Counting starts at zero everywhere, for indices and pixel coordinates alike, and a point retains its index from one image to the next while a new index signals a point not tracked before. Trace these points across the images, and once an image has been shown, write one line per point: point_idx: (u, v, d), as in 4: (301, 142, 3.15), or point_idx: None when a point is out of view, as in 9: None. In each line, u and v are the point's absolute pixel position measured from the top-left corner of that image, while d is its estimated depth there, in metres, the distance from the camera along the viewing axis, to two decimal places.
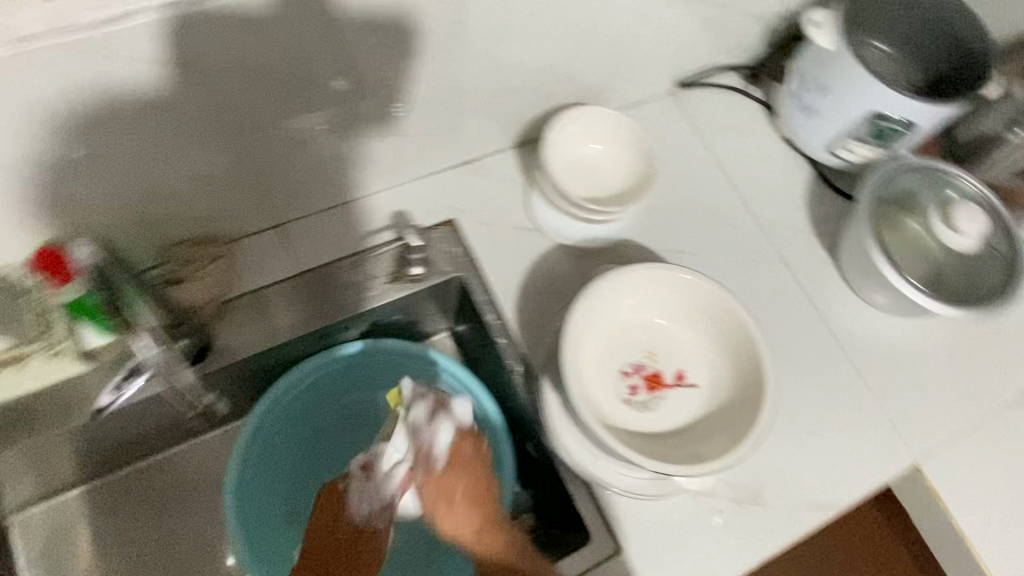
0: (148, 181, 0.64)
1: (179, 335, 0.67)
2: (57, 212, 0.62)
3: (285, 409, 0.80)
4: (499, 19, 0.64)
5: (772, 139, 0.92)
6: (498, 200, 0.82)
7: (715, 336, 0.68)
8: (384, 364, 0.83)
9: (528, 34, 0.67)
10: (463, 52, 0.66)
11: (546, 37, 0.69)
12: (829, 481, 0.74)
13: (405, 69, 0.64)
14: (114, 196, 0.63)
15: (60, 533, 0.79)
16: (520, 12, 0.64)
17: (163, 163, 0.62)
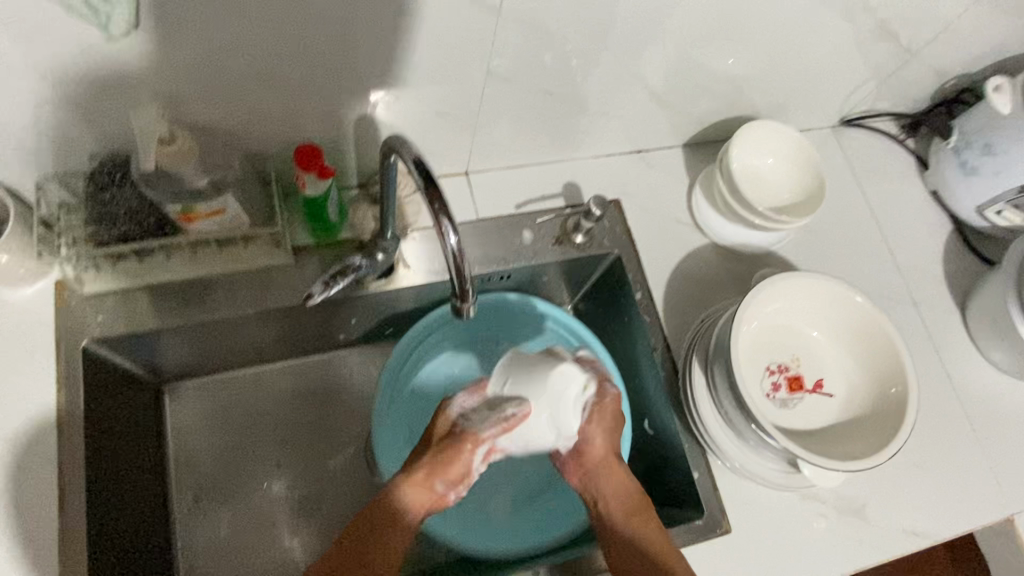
0: (273, 84, 0.59)
1: (379, 250, 0.72)
2: (186, 118, 0.60)
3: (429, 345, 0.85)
4: (724, 24, 0.69)
5: (919, 189, 0.96)
6: (663, 192, 0.88)
7: (863, 357, 0.72)
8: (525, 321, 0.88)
9: (743, 43, 0.73)
10: (683, 46, 0.71)
11: (756, 49, 0.75)
12: (932, 514, 0.77)
13: (629, 50, 0.70)
14: (243, 101, 0.60)
15: (206, 407, 0.87)
16: (746, 22, 0.69)
17: (284, 66, 0.57)
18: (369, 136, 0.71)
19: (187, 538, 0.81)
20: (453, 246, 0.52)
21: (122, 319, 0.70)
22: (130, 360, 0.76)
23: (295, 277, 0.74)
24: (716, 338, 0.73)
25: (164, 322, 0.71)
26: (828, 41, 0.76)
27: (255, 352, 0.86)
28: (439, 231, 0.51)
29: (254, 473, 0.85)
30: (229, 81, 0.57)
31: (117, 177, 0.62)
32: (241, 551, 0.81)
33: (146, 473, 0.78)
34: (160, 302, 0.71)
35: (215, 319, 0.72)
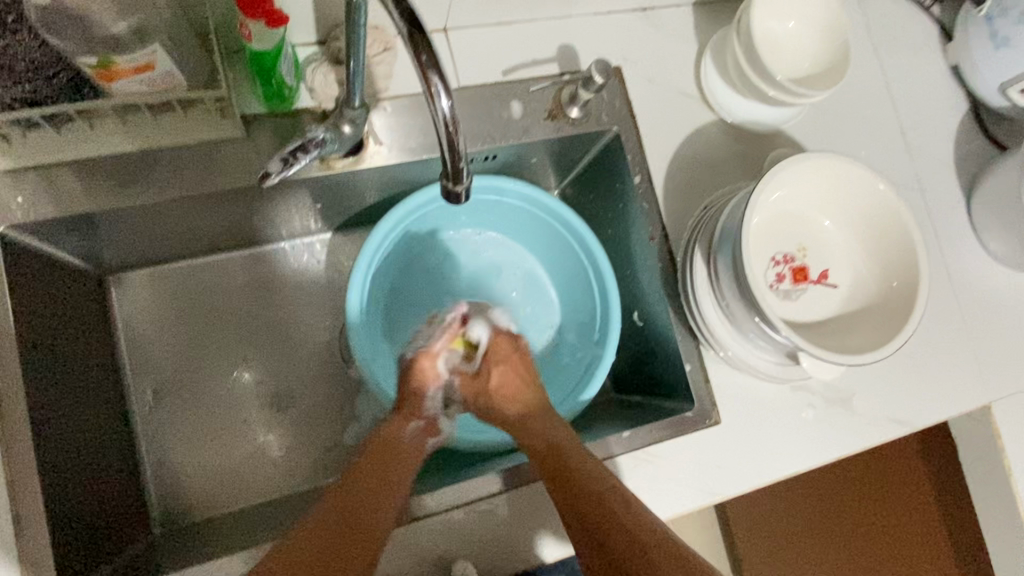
0: None
1: (346, 120, 0.62)
2: None
3: (399, 233, 0.78)
4: None
5: (939, 63, 0.88)
6: (668, 61, 0.78)
7: (873, 248, 0.68)
8: (499, 205, 0.80)
9: None
10: None
11: None
12: (915, 403, 0.77)
13: None
14: None
15: (159, 300, 0.79)
16: None
17: None
18: None
19: (151, 436, 0.76)
20: (445, 112, 0.43)
21: (48, 200, 0.60)
22: (63, 248, 0.66)
23: (250, 152, 0.63)
24: (721, 225, 0.68)
25: (95, 205, 0.61)
26: None
27: (208, 240, 0.77)
28: (427, 93, 0.42)
29: (218, 370, 0.79)
30: None
31: (12, 19, 0.49)
32: (210, 448, 0.77)
33: (97, 371, 0.72)
34: (88, 181, 0.61)
35: (157, 201, 0.62)
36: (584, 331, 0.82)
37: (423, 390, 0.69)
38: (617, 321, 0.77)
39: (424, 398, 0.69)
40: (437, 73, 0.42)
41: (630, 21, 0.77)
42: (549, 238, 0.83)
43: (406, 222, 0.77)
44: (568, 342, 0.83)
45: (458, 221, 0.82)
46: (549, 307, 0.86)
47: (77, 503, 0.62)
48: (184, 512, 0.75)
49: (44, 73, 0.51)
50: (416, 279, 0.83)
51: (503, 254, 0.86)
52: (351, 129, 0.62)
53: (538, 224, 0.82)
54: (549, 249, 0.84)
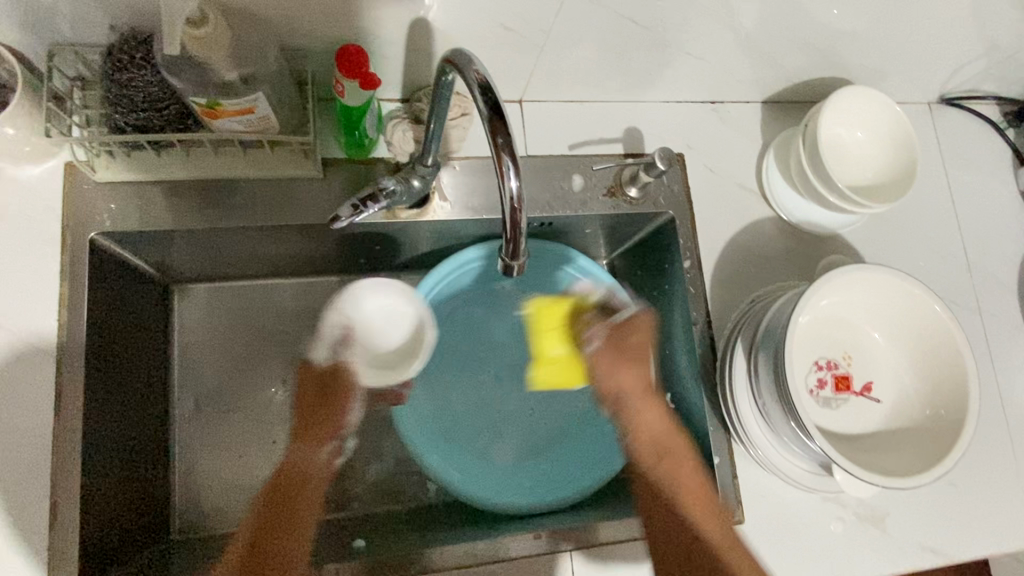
0: None
1: (418, 175, 0.65)
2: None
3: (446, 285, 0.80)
4: None
5: (1008, 186, 0.87)
6: (730, 152, 0.80)
7: (922, 366, 0.66)
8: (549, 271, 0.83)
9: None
10: None
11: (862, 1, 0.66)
12: (951, 532, 0.74)
13: None
14: None
15: (215, 315, 0.84)
16: None
17: None
18: (418, 44, 0.62)
19: (184, 443, 0.79)
20: (512, 190, 0.45)
21: (136, 215, 0.65)
22: (142, 256, 0.72)
23: (323, 193, 0.68)
24: (765, 323, 0.68)
25: (177, 224, 0.66)
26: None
27: (271, 265, 0.81)
28: (498, 171, 0.45)
29: (259, 389, 0.83)
30: None
31: (137, 55, 0.53)
32: (237, 464, 0.80)
33: (149, 373, 0.76)
34: (176, 200, 0.66)
35: (231, 227, 0.67)
36: (616, 406, 0.82)
37: (334, 417, 0.75)
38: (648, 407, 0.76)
39: (337, 422, 0.76)
40: (509, 154, 0.44)
41: (697, 111, 0.80)
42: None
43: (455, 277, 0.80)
44: (597, 413, 0.84)
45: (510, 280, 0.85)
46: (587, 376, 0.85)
47: (111, 497, 0.65)
48: (201, 522, 0.77)
49: (158, 105, 0.56)
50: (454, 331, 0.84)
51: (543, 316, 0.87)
52: (421, 184, 0.66)
53: None
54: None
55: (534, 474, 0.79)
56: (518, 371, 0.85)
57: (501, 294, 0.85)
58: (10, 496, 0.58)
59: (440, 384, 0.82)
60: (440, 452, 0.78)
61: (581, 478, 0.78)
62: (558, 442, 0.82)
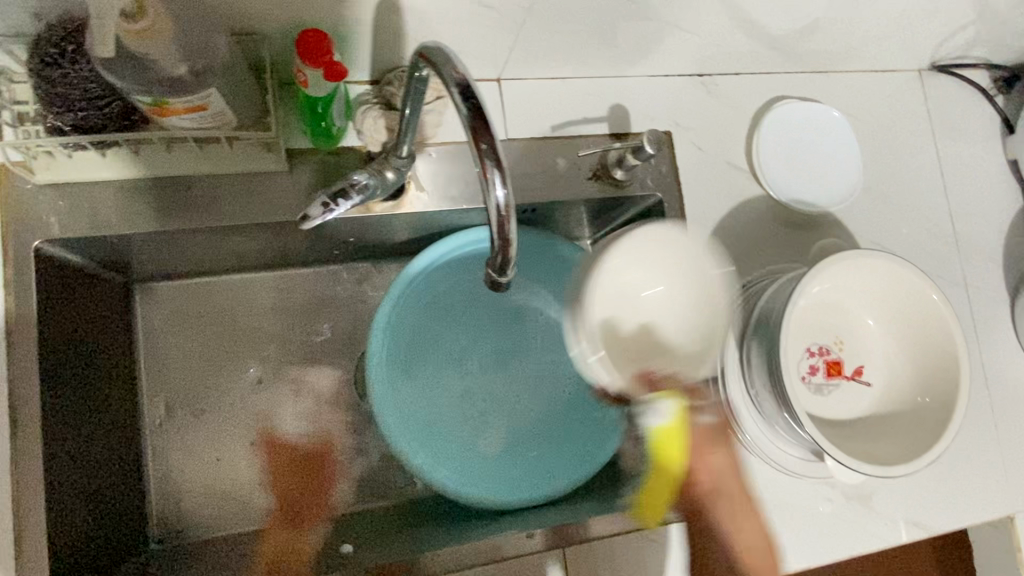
0: None
1: (390, 167, 0.61)
2: None
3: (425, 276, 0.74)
4: None
5: (996, 156, 0.86)
6: (721, 130, 0.76)
7: (910, 350, 0.66)
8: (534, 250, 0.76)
9: None
10: None
11: None
12: (936, 507, 0.75)
13: None
14: None
15: (179, 315, 0.79)
16: None
17: None
18: (388, 22, 0.57)
19: (158, 452, 0.76)
20: (500, 200, 0.40)
21: (84, 220, 0.60)
22: (95, 261, 0.66)
23: (290, 187, 0.63)
24: (758, 310, 0.66)
25: (132, 229, 0.61)
26: None
27: (240, 258, 0.77)
28: (484, 179, 0.39)
29: (235, 391, 0.79)
30: None
31: (70, 48, 0.48)
32: (215, 469, 0.77)
33: (115, 382, 0.72)
34: (130, 203, 0.60)
35: (192, 228, 0.62)
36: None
37: None
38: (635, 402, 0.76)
39: None
40: (494, 160, 0.39)
41: (685, 86, 0.76)
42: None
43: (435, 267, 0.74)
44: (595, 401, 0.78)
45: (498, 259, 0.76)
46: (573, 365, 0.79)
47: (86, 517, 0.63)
48: (179, 532, 0.75)
49: (100, 102, 0.50)
50: (441, 323, 0.76)
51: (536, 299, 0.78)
52: (395, 175, 0.61)
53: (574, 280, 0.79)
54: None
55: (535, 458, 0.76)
56: (501, 355, 0.77)
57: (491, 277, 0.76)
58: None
59: (428, 381, 0.74)
60: (430, 453, 0.71)
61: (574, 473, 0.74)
62: (543, 430, 0.76)
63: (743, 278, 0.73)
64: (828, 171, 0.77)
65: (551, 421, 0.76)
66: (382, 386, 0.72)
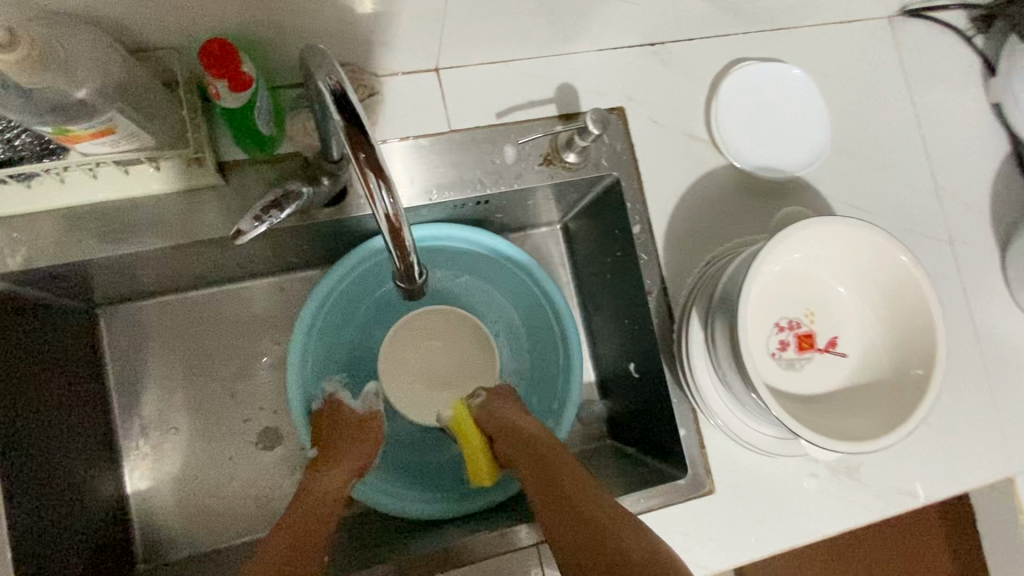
0: None
1: (324, 173, 0.60)
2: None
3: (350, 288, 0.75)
4: None
5: (979, 101, 0.81)
6: (677, 101, 0.73)
7: (885, 316, 0.63)
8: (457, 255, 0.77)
9: None
10: None
11: None
12: (930, 475, 0.72)
13: None
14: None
15: (146, 336, 0.79)
16: None
17: None
18: (303, 23, 0.55)
19: (139, 472, 0.77)
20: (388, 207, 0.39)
21: (23, 254, 0.59)
22: (47, 291, 0.67)
23: (227, 201, 0.62)
24: (721, 288, 0.63)
25: (73, 258, 0.60)
26: None
27: (198, 274, 0.76)
28: (367, 190, 0.38)
29: (209, 407, 0.79)
30: None
31: None
32: (195, 485, 0.77)
33: (85, 409, 0.73)
34: (66, 232, 0.60)
35: (133, 252, 0.61)
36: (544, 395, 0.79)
37: None
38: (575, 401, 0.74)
39: None
40: (376, 169, 0.38)
41: (636, 58, 0.73)
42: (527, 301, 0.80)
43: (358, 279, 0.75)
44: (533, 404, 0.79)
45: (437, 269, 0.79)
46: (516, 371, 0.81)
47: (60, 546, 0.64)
48: (164, 551, 0.76)
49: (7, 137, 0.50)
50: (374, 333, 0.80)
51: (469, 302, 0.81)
52: (330, 181, 0.60)
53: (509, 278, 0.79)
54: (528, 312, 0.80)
55: (439, 474, 0.77)
56: None
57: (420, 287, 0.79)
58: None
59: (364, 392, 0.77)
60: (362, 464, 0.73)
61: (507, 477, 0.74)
62: None
63: (710, 253, 0.71)
64: (795, 134, 0.74)
65: None
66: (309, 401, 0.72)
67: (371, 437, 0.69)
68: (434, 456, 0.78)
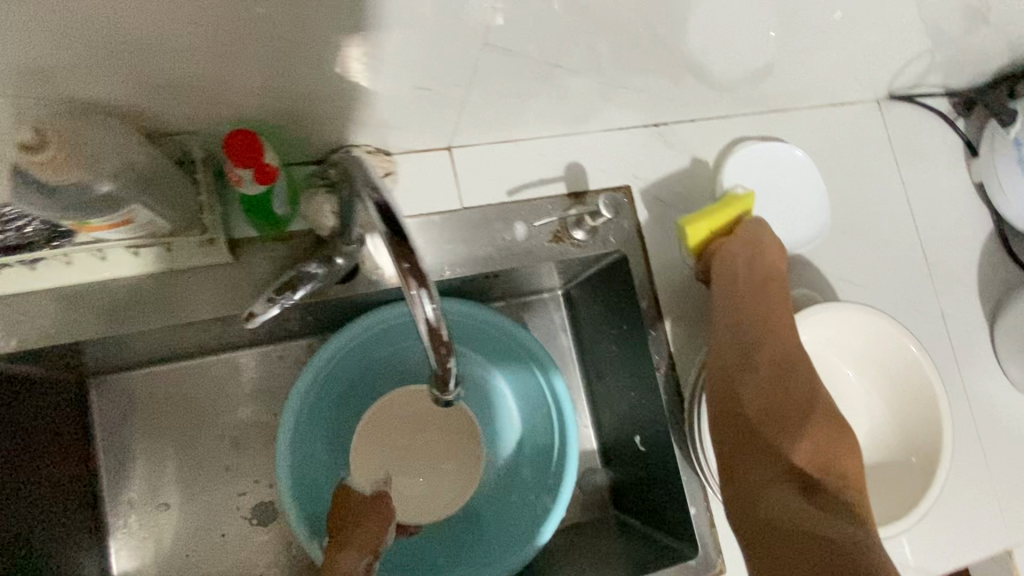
0: (147, 57, 0.42)
1: (338, 252, 0.59)
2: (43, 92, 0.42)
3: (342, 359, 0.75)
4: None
5: (962, 180, 0.85)
6: (680, 178, 0.75)
7: (889, 397, 0.64)
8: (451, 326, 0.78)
9: (785, 13, 0.59)
10: (715, 14, 0.57)
11: (794, 22, 0.62)
12: (933, 549, 0.73)
13: (649, 18, 0.55)
14: (113, 79, 0.43)
15: (137, 406, 0.76)
16: None
17: (171, 47, 0.42)
18: (323, 107, 0.56)
19: (126, 552, 0.73)
20: (427, 315, 0.39)
21: (19, 334, 0.57)
22: (39, 366, 0.64)
23: (238, 279, 0.61)
24: None
25: (71, 337, 0.58)
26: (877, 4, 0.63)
27: (197, 345, 0.74)
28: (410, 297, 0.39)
29: (201, 482, 0.76)
30: (100, 59, 0.41)
31: None
32: (184, 565, 0.74)
33: (72, 488, 0.69)
34: (67, 311, 0.58)
35: (136, 330, 0.60)
36: (538, 471, 0.79)
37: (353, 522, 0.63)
38: (572, 474, 0.74)
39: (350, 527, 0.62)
40: (418, 280, 0.38)
41: (641, 137, 0.75)
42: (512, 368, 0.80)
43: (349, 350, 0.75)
44: (523, 478, 0.80)
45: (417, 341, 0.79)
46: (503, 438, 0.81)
47: None
48: None
49: (17, 224, 0.48)
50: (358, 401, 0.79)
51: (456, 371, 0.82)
52: (344, 261, 0.59)
53: (501, 350, 0.79)
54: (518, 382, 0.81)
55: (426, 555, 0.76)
56: None
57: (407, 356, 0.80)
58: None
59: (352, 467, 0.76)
60: None
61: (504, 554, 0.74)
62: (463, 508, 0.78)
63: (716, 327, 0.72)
64: (800, 213, 0.76)
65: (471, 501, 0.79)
66: (298, 478, 0.70)
67: (386, 516, 0.65)
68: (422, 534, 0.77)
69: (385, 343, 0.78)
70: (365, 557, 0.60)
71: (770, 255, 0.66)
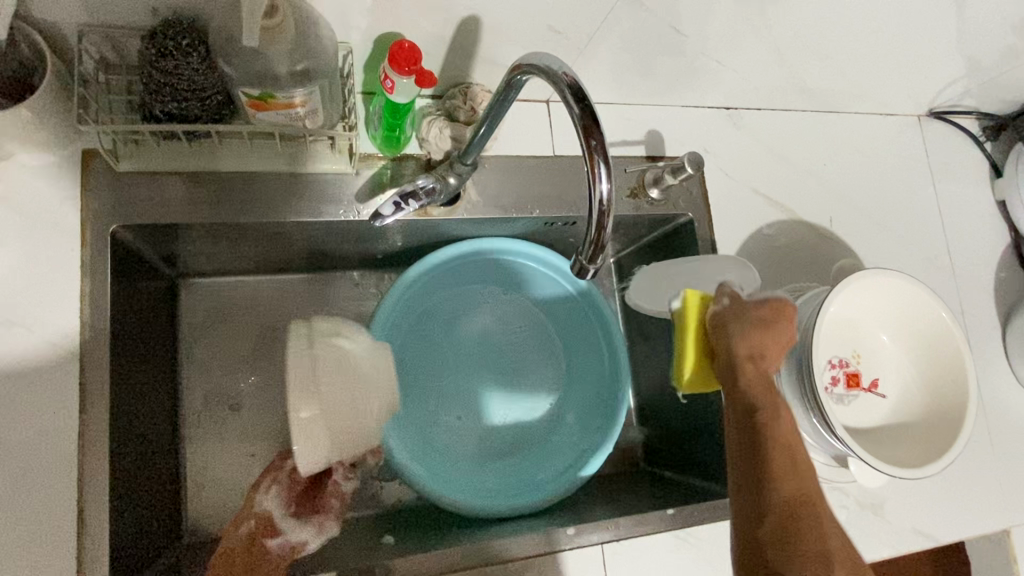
0: None
1: (452, 173, 0.64)
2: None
3: (421, 287, 0.80)
4: None
5: (986, 196, 0.94)
6: (744, 159, 0.83)
7: (922, 364, 0.72)
8: (521, 272, 0.83)
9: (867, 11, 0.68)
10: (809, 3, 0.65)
11: (870, 23, 0.70)
12: (942, 517, 0.79)
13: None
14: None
15: (220, 311, 0.81)
16: None
17: None
18: (463, 39, 0.62)
19: (195, 446, 0.76)
20: (601, 195, 0.44)
21: (156, 208, 0.61)
22: (155, 250, 0.68)
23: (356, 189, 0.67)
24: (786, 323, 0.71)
25: (201, 218, 0.63)
26: (941, 18, 0.72)
27: (286, 258, 0.79)
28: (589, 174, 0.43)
29: (273, 388, 0.81)
30: None
31: (183, 41, 0.50)
32: (248, 465, 0.77)
33: (161, 374, 0.72)
34: (202, 192, 0.63)
35: (258, 222, 0.65)
36: (584, 415, 0.83)
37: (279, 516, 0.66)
38: (621, 419, 0.80)
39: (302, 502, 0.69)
40: (602, 157, 0.43)
41: (713, 117, 0.83)
42: (571, 320, 0.85)
43: (429, 279, 0.80)
44: (567, 424, 0.83)
45: (486, 282, 0.84)
46: (554, 384, 0.85)
47: (133, 510, 0.61)
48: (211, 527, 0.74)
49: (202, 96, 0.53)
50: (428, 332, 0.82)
51: (519, 315, 0.86)
52: (455, 182, 0.65)
53: (564, 300, 0.85)
54: (574, 332, 0.85)
55: (479, 482, 0.77)
56: (484, 368, 0.83)
57: (476, 296, 0.85)
58: (25, 518, 0.53)
59: (417, 390, 0.80)
60: (417, 456, 0.74)
61: (551, 483, 0.78)
62: (512, 444, 0.81)
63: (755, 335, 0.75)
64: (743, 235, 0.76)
65: (518, 441, 0.81)
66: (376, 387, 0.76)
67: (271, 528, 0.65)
68: (474, 464, 0.78)
69: (459, 280, 0.82)
70: (275, 490, 0.68)
71: (750, 322, 0.60)
